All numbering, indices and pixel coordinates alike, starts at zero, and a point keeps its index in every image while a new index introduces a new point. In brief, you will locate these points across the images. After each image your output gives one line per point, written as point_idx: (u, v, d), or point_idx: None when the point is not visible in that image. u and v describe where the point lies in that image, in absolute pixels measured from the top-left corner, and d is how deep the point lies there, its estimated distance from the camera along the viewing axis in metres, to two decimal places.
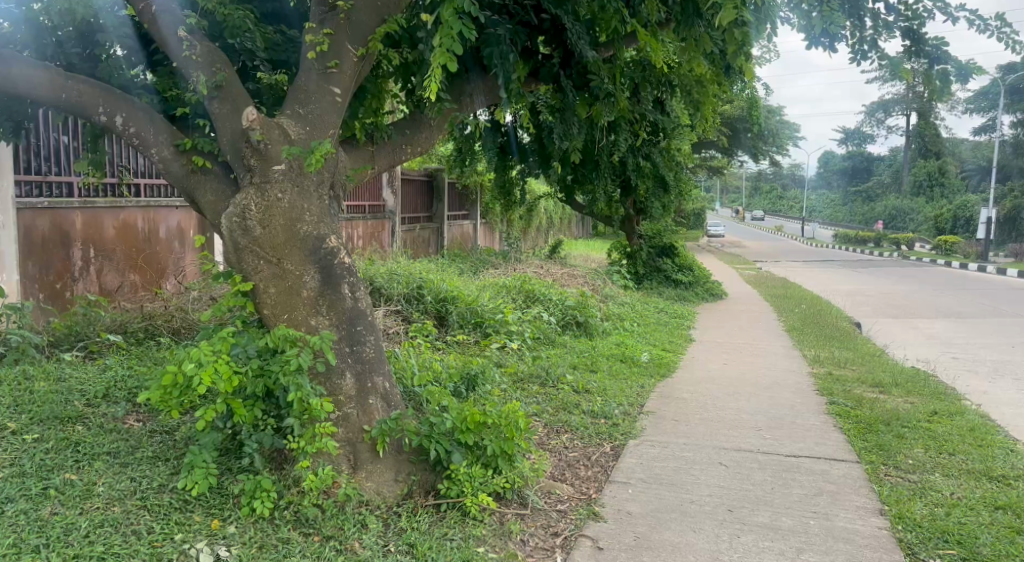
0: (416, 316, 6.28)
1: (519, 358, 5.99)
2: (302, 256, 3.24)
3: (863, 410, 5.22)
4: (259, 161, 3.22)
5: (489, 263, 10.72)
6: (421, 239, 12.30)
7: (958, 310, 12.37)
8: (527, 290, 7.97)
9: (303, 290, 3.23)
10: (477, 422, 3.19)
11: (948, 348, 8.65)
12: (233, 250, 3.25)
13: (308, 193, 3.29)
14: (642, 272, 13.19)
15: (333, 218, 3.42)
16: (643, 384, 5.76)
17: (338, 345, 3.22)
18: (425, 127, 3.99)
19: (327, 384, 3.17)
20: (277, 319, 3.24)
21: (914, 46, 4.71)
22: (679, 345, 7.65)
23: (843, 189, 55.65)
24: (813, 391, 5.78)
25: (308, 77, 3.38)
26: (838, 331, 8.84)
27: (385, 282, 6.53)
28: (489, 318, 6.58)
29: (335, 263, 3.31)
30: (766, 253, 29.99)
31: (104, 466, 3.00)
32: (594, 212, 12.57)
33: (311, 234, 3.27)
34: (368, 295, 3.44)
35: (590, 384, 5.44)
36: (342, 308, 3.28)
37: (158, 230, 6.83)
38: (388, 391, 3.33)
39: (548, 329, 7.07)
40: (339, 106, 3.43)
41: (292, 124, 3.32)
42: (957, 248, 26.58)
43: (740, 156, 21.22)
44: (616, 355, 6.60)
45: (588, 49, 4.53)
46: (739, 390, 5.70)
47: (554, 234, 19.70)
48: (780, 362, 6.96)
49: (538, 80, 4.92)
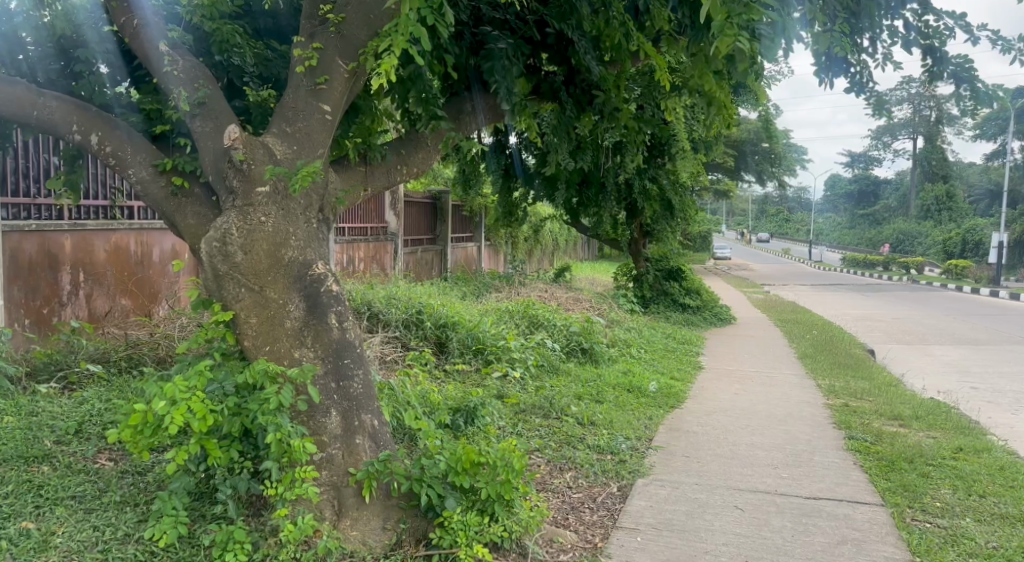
0: (414, 343, 6.05)
1: (521, 388, 5.74)
2: (286, 284, 3.03)
3: (884, 445, 4.93)
4: (242, 182, 3.02)
5: (492, 286, 10.50)
6: (424, 262, 12.09)
7: (973, 337, 12.04)
8: (531, 316, 7.73)
9: (287, 321, 3.01)
10: (473, 463, 2.95)
11: (967, 377, 8.33)
12: (213, 277, 3.04)
13: (294, 216, 3.09)
14: (649, 295, 12.94)
15: (320, 242, 3.22)
16: (651, 415, 5.49)
17: (323, 381, 2.99)
18: (422, 149, 3.82)
19: (310, 423, 2.94)
20: (258, 351, 3.01)
21: (935, 67, 4.41)
22: (688, 373, 7.39)
23: (850, 212, 55.39)
24: (830, 424, 5.49)
25: (296, 94, 3.20)
26: (851, 359, 8.55)
27: (382, 307, 6.31)
28: (491, 345, 6.33)
29: (321, 291, 3.09)
30: (774, 277, 29.66)
31: (67, 513, 2.79)
32: (599, 234, 12.40)
33: (296, 260, 3.06)
34: (357, 326, 3.21)
35: (595, 416, 5.18)
36: (328, 340, 3.04)
37: (152, 253, 6.64)
38: (377, 429, 3.08)
39: (552, 356, 6.81)
40: (329, 125, 3.24)
41: (278, 143, 3.13)
42: (968, 273, 26.20)
43: (746, 179, 21.03)
44: (623, 383, 6.33)
45: (594, 64, 4.34)
46: (752, 422, 5.43)
47: (560, 257, 19.48)
48: (794, 392, 6.67)
49: (541, 98, 4.74)
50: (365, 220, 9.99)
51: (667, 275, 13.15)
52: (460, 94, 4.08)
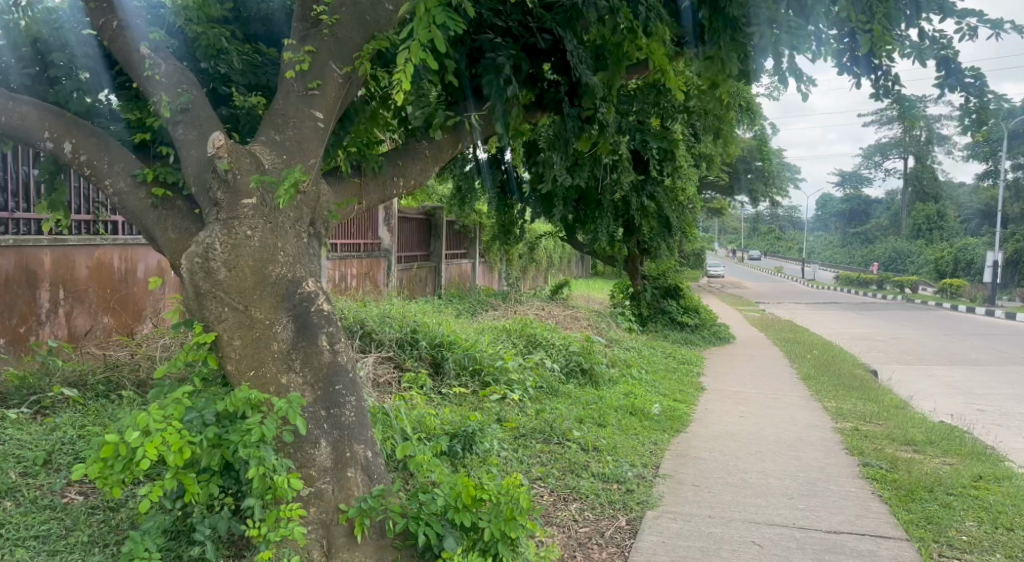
0: (408, 364, 5.80)
1: (520, 411, 5.50)
2: (273, 303, 2.80)
3: (900, 472, 4.71)
4: (227, 193, 2.81)
5: (488, 304, 10.27)
6: (418, 279, 11.86)
7: (974, 357, 11.88)
8: (529, 335, 7.50)
9: (274, 343, 2.78)
10: (473, 499, 2.73)
11: (973, 399, 8.14)
12: (195, 296, 2.81)
13: (282, 230, 2.89)
14: (646, 313, 12.73)
15: (310, 258, 3.01)
16: (656, 440, 5.26)
17: (312, 409, 2.75)
18: (420, 159, 3.61)
19: (297, 454, 2.70)
20: (242, 376, 2.77)
21: (950, 78, 4.02)
22: (691, 395, 7.16)
23: (842, 231, 55.55)
24: (842, 450, 5.26)
25: (286, 100, 2.99)
26: (856, 380, 8.35)
27: (376, 325, 6.08)
28: (488, 365, 6.08)
29: (311, 311, 2.87)
30: (768, 296, 29.55)
31: (28, 556, 2.53)
32: (596, 251, 12.23)
33: (285, 277, 2.85)
34: (350, 348, 2.98)
35: (599, 442, 4.94)
36: (317, 363, 2.81)
37: (137, 271, 6.38)
38: (370, 461, 2.84)
39: (552, 378, 6.57)
40: (322, 133, 3.04)
41: (266, 151, 2.93)
42: (963, 292, 26.15)
43: (740, 197, 20.96)
44: (625, 406, 6.10)
45: (589, 75, 4.08)
46: (761, 448, 5.20)
47: (554, 274, 19.28)
48: (800, 415, 6.45)
49: (544, 109, 4.54)
50: (358, 236, 9.78)
51: (665, 293, 13.00)
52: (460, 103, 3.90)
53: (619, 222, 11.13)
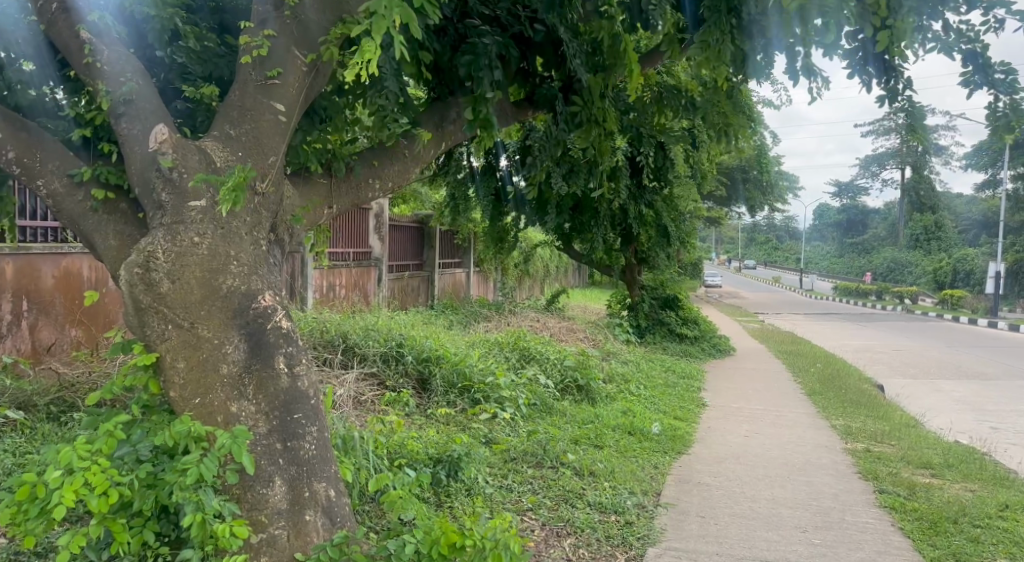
0: (392, 381, 5.45)
1: (511, 432, 5.14)
2: (222, 319, 2.46)
3: (920, 501, 4.35)
4: (172, 195, 2.49)
5: (482, 316, 9.90)
6: (410, 289, 11.50)
7: (981, 371, 11.54)
8: (521, 348, 7.13)
9: (223, 365, 2.43)
10: (452, 546, 2.36)
11: (984, 416, 7.79)
12: (135, 311, 2.47)
13: (236, 237, 2.56)
14: (644, 325, 12.31)
15: (269, 269, 2.67)
16: (657, 464, 4.91)
17: (265, 442, 2.40)
18: (398, 159, 3.26)
19: (248, 495, 2.35)
20: (186, 404, 2.43)
21: (977, 75, 3.63)
22: (692, 413, 6.80)
23: (840, 241, 55.32)
24: (855, 474, 4.91)
25: (242, 90, 2.67)
26: (864, 396, 7.99)
27: (359, 338, 5.71)
28: (479, 382, 5.72)
29: (267, 329, 2.51)
30: (766, 306, 29.15)
31: None
32: (593, 261, 11.89)
33: (237, 290, 2.50)
34: (312, 371, 2.62)
35: (595, 466, 4.58)
36: (273, 390, 2.46)
37: (106, 282, 5.97)
38: (333, 502, 2.49)
39: (546, 395, 6.21)
40: (284, 128, 2.71)
41: (219, 148, 2.61)
42: (965, 303, 25.80)
43: (738, 207, 20.67)
44: (622, 425, 5.74)
45: (579, 65, 3.70)
46: (768, 472, 4.85)
47: (550, 284, 18.91)
48: (808, 435, 6.09)
49: (535, 107, 4.14)
50: (348, 244, 9.44)
51: (663, 303, 12.60)
52: (444, 99, 3.58)
53: (615, 231, 10.82)
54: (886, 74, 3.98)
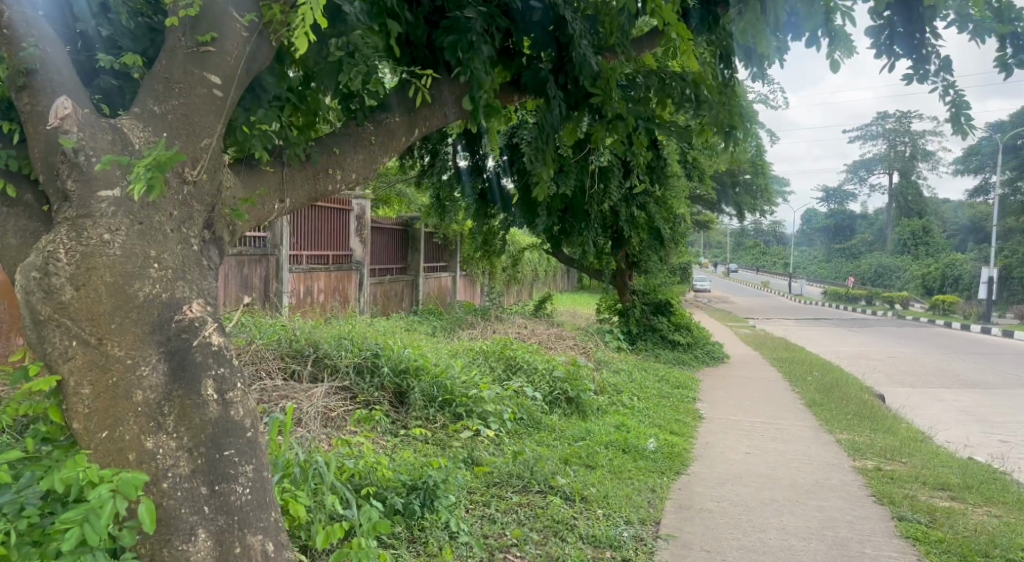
0: (366, 395, 5.00)
1: (496, 451, 4.71)
2: (136, 334, 2.00)
3: (943, 529, 3.97)
4: (79, 183, 2.04)
5: (467, 323, 9.46)
6: (393, 293, 11.04)
7: (980, 380, 11.22)
8: (508, 358, 6.68)
9: (137, 393, 1.98)
10: None
11: (992, 429, 7.44)
12: (32, 324, 2.02)
13: (157, 235, 2.12)
14: (635, 331, 11.92)
15: (200, 276, 2.23)
16: (654, 487, 4.49)
17: (186, 486, 1.97)
18: (363, 149, 2.83)
19: (162, 552, 1.94)
20: (91, 438, 1.98)
21: (1016, 56, 3.52)
22: (688, 427, 6.39)
23: (828, 246, 55.29)
24: (870, 499, 4.50)
25: (170, 59, 2.23)
26: (867, 407, 7.60)
27: (331, 348, 5.26)
28: (460, 395, 5.28)
29: (191, 347, 2.05)
30: (756, 310, 28.85)
31: None
32: (582, 264, 11.49)
33: (157, 298, 2.05)
34: (249, 397, 2.17)
35: (588, 491, 4.16)
36: (197, 422, 2.01)
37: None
38: (269, 559, 2.07)
39: (534, 409, 5.78)
40: (220, 106, 2.27)
41: (140, 128, 2.16)
42: (957, 308, 25.60)
43: (727, 211, 20.34)
44: (616, 442, 5.32)
45: (590, 56, 3.44)
46: (776, 497, 4.44)
47: (538, 289, 18.46)
48: (813, 452, 5.69)
49: (520, 90, 3.75)
50: (326, 247, 8.99)
51: (655, 309, 12.18)
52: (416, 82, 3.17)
53: (607, 234, 10.45)
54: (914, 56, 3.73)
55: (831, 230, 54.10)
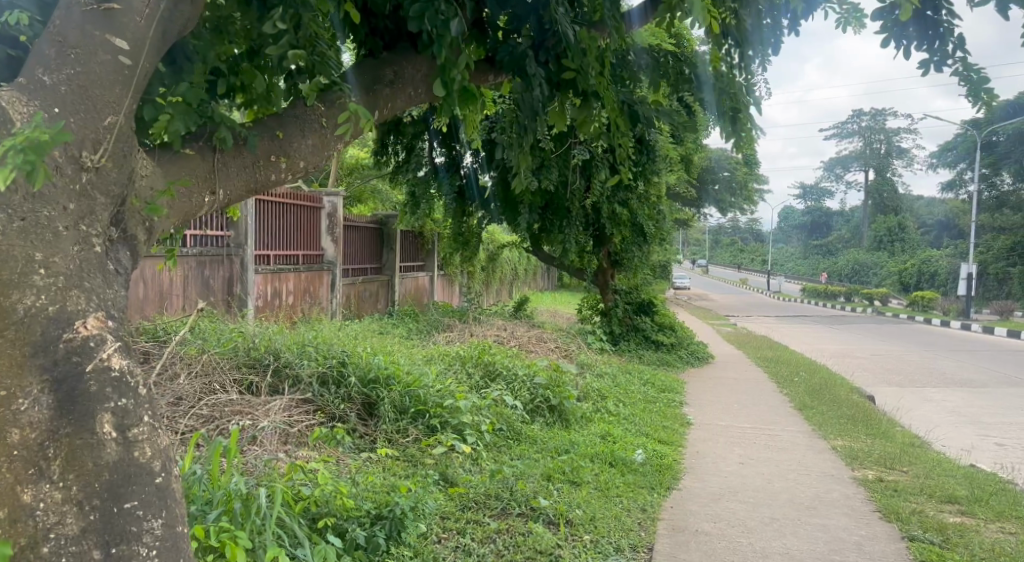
0: (331, 408, 4.59)
1: (473, 469, 4.34)
2: (12, 357, 1.57)
3: (958, 549, 3.67)
4: None
5: (443, 325, 9.04)
6: (367, 294, 10.59)
7: (966, 378, 11.05)
8: (486, 363, 6.29)
9: (13, 432, 1.55)
10: None
11: (986, 431, 7.20)
12: None
13: (43, 233, 1.68)
14: (618, 332, 11.56)
15: (102, 284, 1.81)
16: (645, 505, 4.15)
17: (72, 550, 1.56)
18: (307, 132, 2.42)
19: None
20: None
21: None
22: (676, 434, 6.06)
23: (804, 244, 55.60)
24: (875, 515, 4.20)
25: (64, 18, 1.81)
26: (859, 411, 7.32)
27: (292, 357, 4.85)
28: (434, 406, 4.89)
29: (84, 375, 1.63)
30: (735, 308, 28.66)
31: None
32: (563, 263, 11.16)
33: (40, 312, 1.62)
34: (158, 433, 1.77)
35: (573, 512, 3.80)
36: (89, 467, 1.60)
37: (136, 288, 5.76)
38: None
39: (515, 419, 5.40)
40: (127, 77, 1.86)
41: (23, 99, 1.71)
42: (935, 305, 25.63)
43: (707, 209, 20.17)
44: (602, 455, 4.96)
45: (568, 25, 3.09)
46: (775, 515, 4.12)
47: (517, 289, 18.08)
48: (810, 462, 5.38)
49: (495, 69, 3.36)
50: (296, 246, 8.54)
51: (637, 308, 11.86)
52: (376, 56, 2.76)
53: (588, 231, 10.11)
54: (929, 35, 3.57)
55: (808, 227, 54.37)
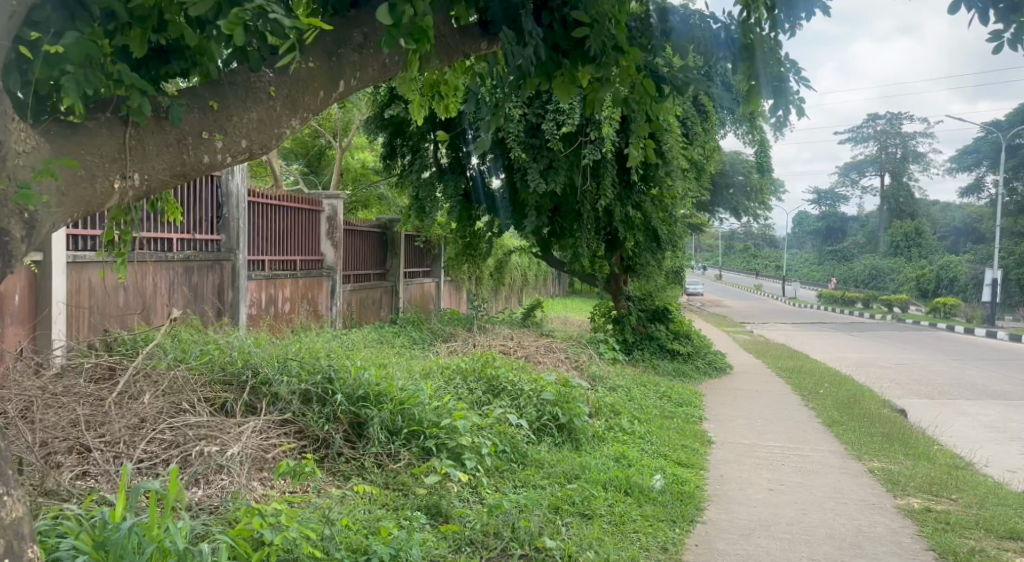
0: (314, 429, 4.11)
1: (471, 500, 3.82)
2: None
3: None
4: None
5: (445, 335, 8.55)
6: (370, 301, 10.15)
7: (1002, 390, 10.40)
8: (490, 378, 5.79)
9: None
10: None
11: None
12: None
13: None
14: (631, 340, 11.00)
15: None
16: (665, 544, 3.63)
17: None
18: (248, 104, 1.97)
19: None
20: None
21: None
22: (697, 455, 5.53)
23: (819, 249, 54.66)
24: (930, 555, 3.67)
25: None
26: (895, 427, 6.74)
27: (273, 372, 4.39)
28: (430, 426, 4.39)
29: None
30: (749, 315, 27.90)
31: None
32: (573, 270, 10.66)
33: None
34: None
35: (584, 555, 3.28)
36: None
37: (116, 296, 5.30)
38: None
39: (520, 440, 4.90)
40: None
41: None
42: (957, 311, 24.83)
43: (721, 214, 19.59)
44: (616, 481, 4.44)
45: None
46: (814, 555, 3.60)
47: (527, 296, 17.52)
48: (845, 488, 4.83)
49: (489, 39, 2.92)
50: (293, 251, 8.09)
51: (652, 316, 11.34)
52: (341, 14, 2.28)
53: (600, 236, 9.56)
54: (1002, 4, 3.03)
55: (824, 233, 53.43)
